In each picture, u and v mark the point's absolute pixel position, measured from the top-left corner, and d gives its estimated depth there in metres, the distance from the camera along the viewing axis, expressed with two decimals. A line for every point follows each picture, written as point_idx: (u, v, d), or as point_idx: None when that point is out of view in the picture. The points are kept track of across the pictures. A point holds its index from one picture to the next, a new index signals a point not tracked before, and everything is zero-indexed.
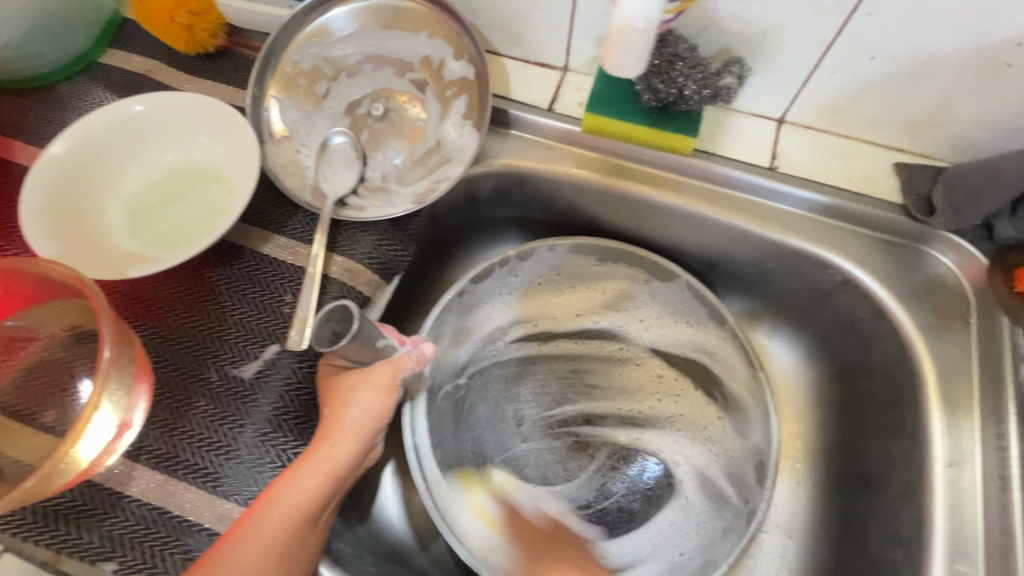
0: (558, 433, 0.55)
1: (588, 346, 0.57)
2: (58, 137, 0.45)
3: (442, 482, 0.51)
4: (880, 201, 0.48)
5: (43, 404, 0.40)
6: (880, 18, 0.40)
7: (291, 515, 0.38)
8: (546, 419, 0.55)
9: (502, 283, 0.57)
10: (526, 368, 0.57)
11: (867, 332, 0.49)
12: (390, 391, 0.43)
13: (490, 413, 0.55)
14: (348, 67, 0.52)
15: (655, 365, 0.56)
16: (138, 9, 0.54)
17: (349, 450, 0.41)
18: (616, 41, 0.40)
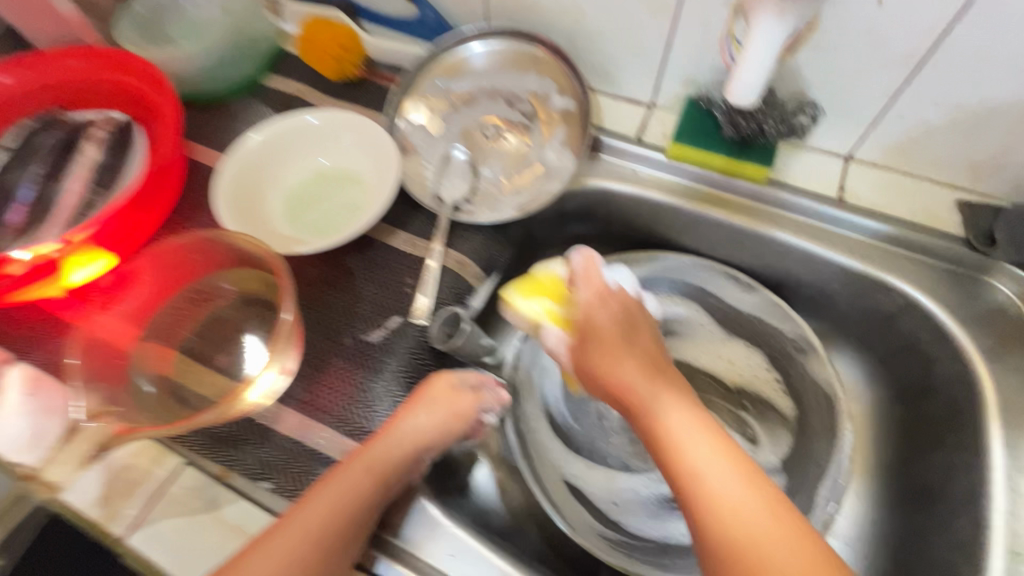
0: None
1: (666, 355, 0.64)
2: (239, 139, 0.55)
3: (541, 464, 0.57)
4: (943, 233, 0.53)
5: (217, 351, 0.49)
6: (943, 73, 0.46)
7: (334, 511, 0.40)
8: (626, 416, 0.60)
9: None
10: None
11: (928, 354, 0.53)
12: (454, 414, 0.47)
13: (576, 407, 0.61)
14: (467, 99, 0.62)
15: (725, 381, 0.62)
16: (302, 45, 0.67)
17: (396, 458, 0.44)
18: (737, 81, 0.46)
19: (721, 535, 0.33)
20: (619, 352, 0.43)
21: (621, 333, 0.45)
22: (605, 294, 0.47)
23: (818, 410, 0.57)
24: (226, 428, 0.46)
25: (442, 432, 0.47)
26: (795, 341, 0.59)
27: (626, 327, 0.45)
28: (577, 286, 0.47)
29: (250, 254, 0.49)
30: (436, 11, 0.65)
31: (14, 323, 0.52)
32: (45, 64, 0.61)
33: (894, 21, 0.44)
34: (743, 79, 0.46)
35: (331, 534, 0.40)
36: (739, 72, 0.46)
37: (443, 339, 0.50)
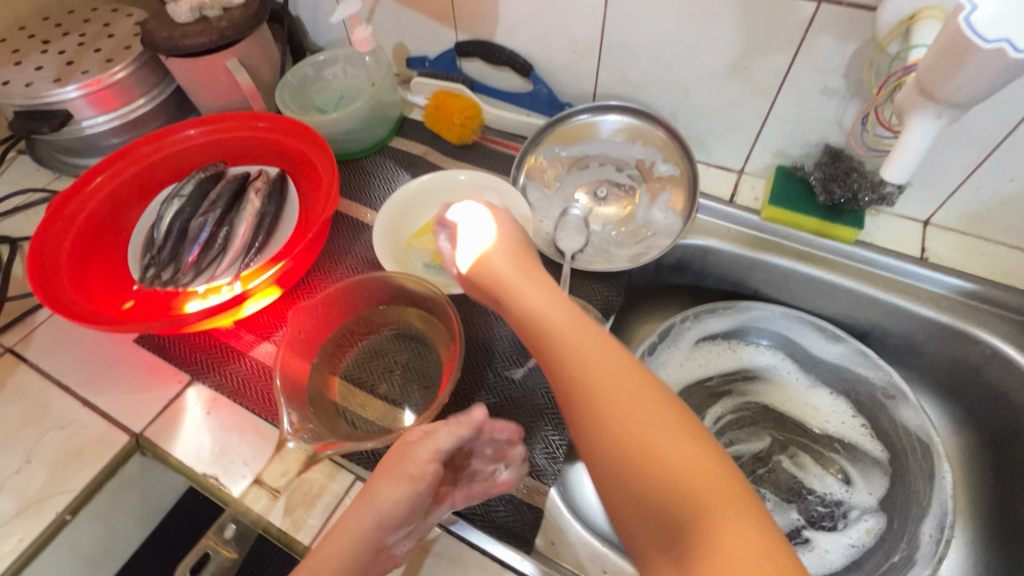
0: (738, 468, 0.64)
1: (757, 400, 0.69)
2: (401, 188, 0.63)
3: None
4: (1021, 291, 0.59)
5: (378, 380, 0.54)
6: (1015, 154, 0.54)
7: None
8: (725, 456, 0.65)
9: (693, 346, 0.72)
10: (707, 414, 0.68)
11: (1016, 403, 0.57)
12: (413, 480, 0.39)
13: None
14: (579, 163, 0.70)
15: (813, 427, 0.66)
16: (429, 113, 0.76)
17: (355, 562, 0.38)
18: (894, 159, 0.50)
19: (628, 463, 0.32)
20: (506, 255, 0.45)
21: (522, 272, 0.43)
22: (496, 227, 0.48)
23: (913, 448, 0.61)
24: (391, 448, 0.50)
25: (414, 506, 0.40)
26: (884, 387, 0.64)
27: (525, 268, 0.44)
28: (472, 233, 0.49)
29: (419, 293, 0.55)
30: (549, 88, 0.75)
31: (187, 349, 0.57)
32: (221, 129, 0.71)
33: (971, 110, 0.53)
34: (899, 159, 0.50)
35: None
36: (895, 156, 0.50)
37: None
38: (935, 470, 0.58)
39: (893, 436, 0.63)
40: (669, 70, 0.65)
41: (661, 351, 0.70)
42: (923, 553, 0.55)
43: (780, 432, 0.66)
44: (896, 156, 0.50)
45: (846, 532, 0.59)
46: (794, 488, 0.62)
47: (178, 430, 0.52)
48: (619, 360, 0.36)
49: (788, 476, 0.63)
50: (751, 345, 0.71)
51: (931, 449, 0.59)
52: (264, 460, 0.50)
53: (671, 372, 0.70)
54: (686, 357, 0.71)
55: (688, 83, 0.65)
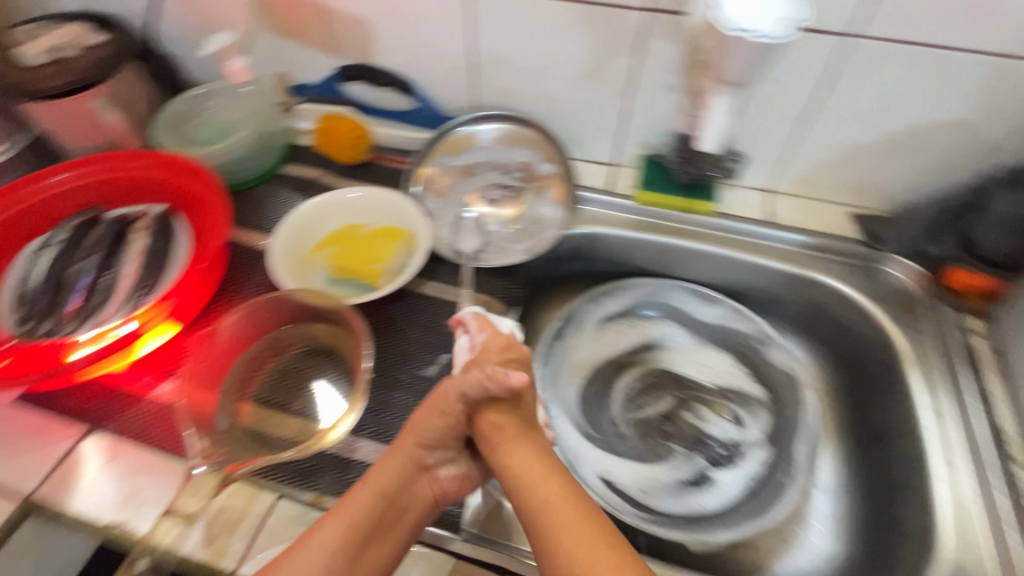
0: (647, 429, 0.71)
1: (658, 367, 0.76)
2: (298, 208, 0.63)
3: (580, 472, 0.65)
4: (847, 237, 0.71)
5: (291, 398, 0.55)
6: (821, 124, 0.66)
7: (343, 533, 0.44)
8: (636, 420, 0.72)
9: (597, 327, 0.78)
10: (616, 386, 0.74)
11: (856, 330, 0.68)
12: (410, 440, 0.50)
13: (593, 419, 0.71)
14: (468, 170, 0.75)
15: (706, 382, 0.74)
16: (319, 138, 0.78)
17: (397, 474, 0.48)
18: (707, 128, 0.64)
19: None
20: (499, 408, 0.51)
21: (512, 428, 0.51)
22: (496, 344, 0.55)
23: (783, 380, 0.70)
24: (308, 461, 0.51)
25: (450, 432, 0.50)
26: (756, 336, 0.74)
27: (513, 420, 0.51)
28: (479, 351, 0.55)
29: (324, 308, 0.57)
30: (433, 104, 0.79)
31: (80, 399, 0.55)
32: (91, 170, 0.67)
33: (782, 92, 0.64)
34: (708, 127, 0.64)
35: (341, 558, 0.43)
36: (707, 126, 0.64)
37: None
38: (797, 385, 0.70)
39: (769, 376, 0.72)
40: (537, 78, 0.72)
41: (568, 337, 0.76)
42: (799, 458, 0.64)
43: (680, 391, 0.73)
44: (707, 128, 0.64)
45: (742, 465, 0.66)
46: (695, 437, 0.69)
47: (74, 484, 0.50)
48: (588, 517, 0.45)
49: (689, 426, 0.70)
50: (647, 320, 0.78)
51: (794, 375, 0.70)
52: (175, 496, 0.48)
53: (580, 351, 0.76)
54: (591, 337, 0.77)
55: (555, 88, 0.72)
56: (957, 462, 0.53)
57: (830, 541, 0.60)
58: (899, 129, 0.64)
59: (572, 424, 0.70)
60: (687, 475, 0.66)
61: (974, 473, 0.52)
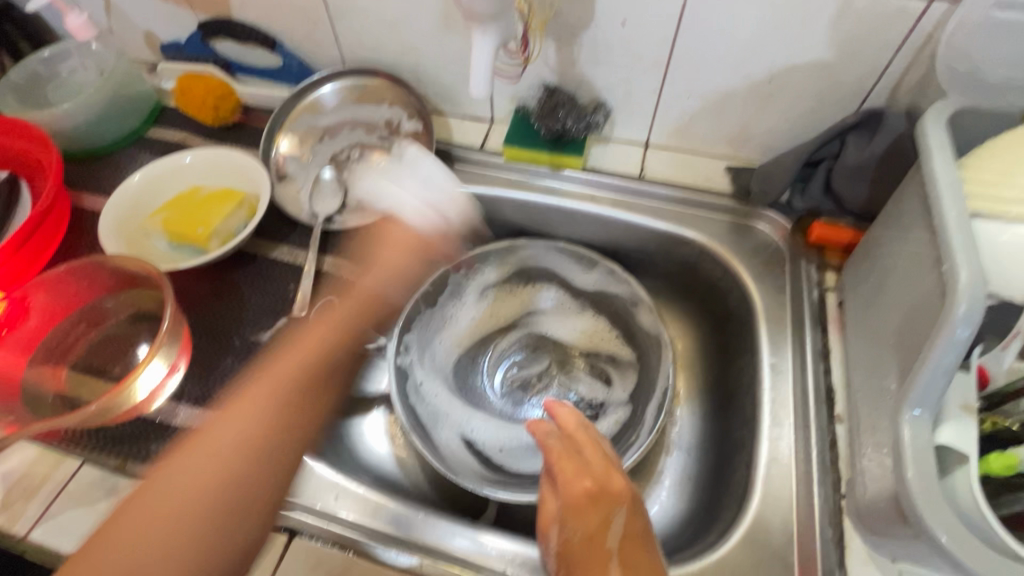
0: (519, 391, 0.70)
1: (536, 331, 0.74)
2: (133, 174, 0.61)
3: (443, 437, 0.64)
4: (719, 192, 0.68)
5: (111, 363, 0.54)
6: (683, 71, 0.62)
7: (275, 394, 0.48)
8: (509, 383, 0.71)
9: (479, 293, 0.75)
10: (492, 350, 0.73)
11: (723, 287, 0.66)
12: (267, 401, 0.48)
13: (467, 386, 0.70)
14: (330, 130, 0.72)
15: (580, 347, 0.73)
16: (180, 98, 0.75)
17: (321, 355, 0.52)
18: (474, 67, 0.57)
19: None
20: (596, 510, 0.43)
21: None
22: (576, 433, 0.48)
23: (651, 339, 0.69)
24: (123, 428, 0.50)
25: None
26: (631, 298, 0.71)
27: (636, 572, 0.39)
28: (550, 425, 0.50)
29: (141, 273, 0.55)
30: (299, 60, 0.75)
31: None
32: None
33: (636, 36, 0.60)
34: (476, 63, 0.56)
35: (284, 405, 0.48)
36: (477, 64, 0.57)
37: None
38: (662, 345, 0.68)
39: (637, 338, 0.71)
40: (392, 29, 0.68)
41: (448, 307, 0.73)
42: (649, 416, 0.64)
43: (556, 354, 0.72)
44: (474, 68, 0.57)
45: (601, 423, 0.67)
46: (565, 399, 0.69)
47: None
48: None
49: (559, 388, 0.70)
50: (526, 286, 0.76)
51: (660, 336, 0.67)
52: None
53: (458, 319, 0.74)
54: (465, 303, 0.74)
55: (414, 39, 0.68)
56: (784, 419, 0.52)
57: (675, 497, 0.60)
58: (760, 74, 0.60)
59: (444, 386, 0.69)
60: None
61: (797, 430, 0.51)
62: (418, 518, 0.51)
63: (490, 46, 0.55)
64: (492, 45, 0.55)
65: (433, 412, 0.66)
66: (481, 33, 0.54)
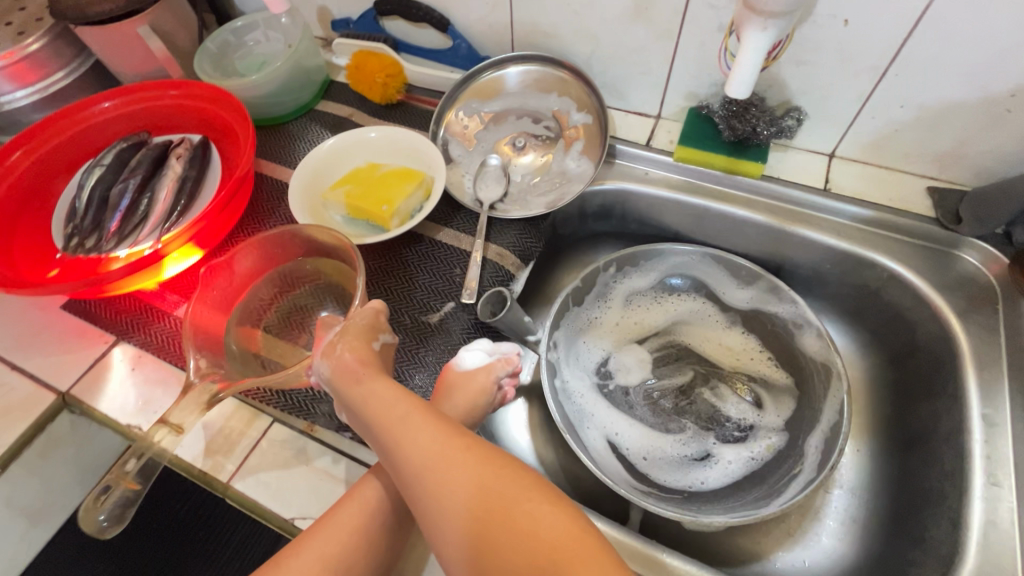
0: (662, 398, 0.67)
1: (682, 340, 0.71)
2: (322, 143, 0.65)
3: (585, 436, 0.63)
4: (919, 215, 0.61)
5: (296, 328, 0.56)
6: (905, 79, 0.56)
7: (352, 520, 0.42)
8: (652, 388, 0.67)
9: (625, 296, 0.73)
10: (636, 354, 0.70)
11: (913, 320, 0.60)
12: None
13: (606, 386, 0.68)
14: (495, 117, 0.72)
15: (728, 364, 0.69)
16: (352, 74, 0.76)
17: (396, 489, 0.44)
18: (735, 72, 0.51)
19: None
20: (424, 424, 0.41)
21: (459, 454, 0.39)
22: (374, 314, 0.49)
23: (816, 365, 0.64)
24: (306, 391, 0.52)
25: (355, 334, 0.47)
26: (792, 319, 0.66)
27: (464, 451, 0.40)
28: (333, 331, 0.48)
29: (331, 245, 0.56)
30: (468, 42, 0.75)
31: (112, 311, 0.60)
32: (141, 97, 0.70)
33: (860, 38, 0.55)
34: (738, 72, 0.51)
35: (366, 531, 0.42)
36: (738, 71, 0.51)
37: (489, 314, 0.57)
38: (831, 372, 0.63)
39: (799, 363, 0.66)
40: (575, 17, 0.65)
41: (593, 308, 0.72)
42: (810, 444, 0.60)
43: (703, 365, 0.68)
44: (736, 71, 0.51)
45: (753, 444, 0.63)
46: (713, 416, 0.65)
47: (104, 386, 0.56)
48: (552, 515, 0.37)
49: (707, 403, 0.66)
50: (675, 294, 0.73)
51: (830, 361, 0.62)
52: None
53: (602, 320, 0.72)
54: (608, 302, 0.73)
55: (595, 28, 0.65)
56: (1000, 482, 0.47)
57: (839, 538, 0.56)
58: (1002, 89, 0.53)
59: (588, 385, 0.68)
60: (697, 452, 0.63)
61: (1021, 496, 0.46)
62: None
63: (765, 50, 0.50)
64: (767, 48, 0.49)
65: (577, 409, 0.65)
66: (761, 34, 0.48)
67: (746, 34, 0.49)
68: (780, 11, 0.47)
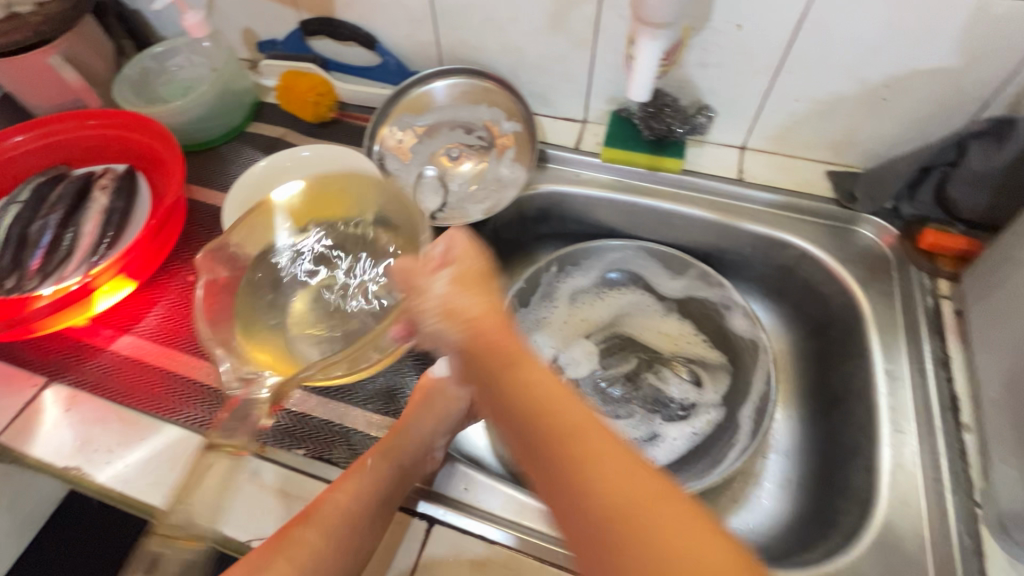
0: (610, 386, 0.70)
1: (625, 330, 0.74)
2: (255, 165, 0.65)
3: None
4: (821, 196, 0.68)
5: None
6: (797, 75, 0.62)
7: (332, 541, 0.43)
8: (601, 378, 0.71)
9: (569, 294, 0.76)
10: (583, 347, 0.73)
11: (825, 292, 0.66)
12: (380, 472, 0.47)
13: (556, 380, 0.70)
14: (428, 131, 0.73)
15: (668, 349, 0.73)
16: (282, 95, 0.77)
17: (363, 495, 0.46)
18: (633, 79, 0.57)
19: None
20: (554, 396, 0.33)
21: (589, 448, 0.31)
22: (474, 252, 0.42)
23: (745, 341, 0.69)
24: None
25: (463, 281, 0.40)
26: (722, 301, 0.71)
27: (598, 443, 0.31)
28: (440, 274, 0.40)
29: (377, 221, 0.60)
30: (397, 58, 0.76)
31: (43, 351, 0.58)
32: (56, 128, 0.68)
33: (753, 40, 0.60)
34: (636, 79, 0.57)
35: (331, 535, 0.43)
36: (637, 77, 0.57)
37: None
38: (758, 347, 0.68)
39: (730, 341, 0.71)
40: (497, 30, 0.68)
41: (540, 308, 0.75)
42: (744, 414, 0.65)
43: (646, 352, 0.72)
44: (634, 77, 0.57)
45: (696, 421, 0.67)
46: (658, 399, 0.68)
47: (35, 429, 0.53)
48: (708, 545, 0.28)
49: (651, 387, 0.69)
50: (615, 287, 0.77)
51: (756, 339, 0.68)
52: (127, 444, 0.51)
53: (548, 318, 0.75)
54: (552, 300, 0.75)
55: (517, 41, 0.69)
56: (905, 428, 0.52)
57: (777, 499, 0.61)
58: (877, 80, 0.59)
59: None
60: (646, 434, 0.66)
61: (921, 438, 0.51)
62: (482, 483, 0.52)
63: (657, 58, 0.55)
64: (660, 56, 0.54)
65: None
66: (654, 43, 0.53)
67: (641, 41, 0.53)
68: (665, 23, 0.52)
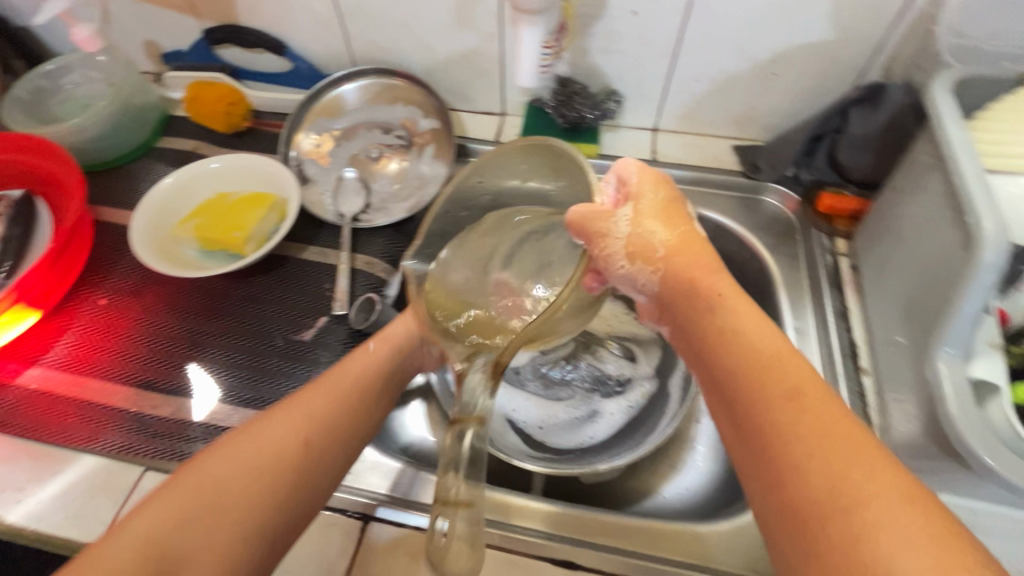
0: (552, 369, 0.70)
1: None
2: (162, 180, 0.63)
3: None
4: (729, 171, 0.71)
5: (163, 375, 0.56)
6: (693, 57, 0.65)
7: (258, 456, 0.37)
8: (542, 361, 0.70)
9: None
10: None
11: (740, 261, 0.69)
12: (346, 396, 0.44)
13: None
14: (345, 134, 0.73)
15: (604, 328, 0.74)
16: (191, 106, 0.74)
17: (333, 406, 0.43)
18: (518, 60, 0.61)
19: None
20: (753, 328, 0.36)
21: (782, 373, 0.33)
22: (660, 184, 0.46)
23: None
24: (182, 434, 0.52)
25: (652, 218, 0.44)
26: None
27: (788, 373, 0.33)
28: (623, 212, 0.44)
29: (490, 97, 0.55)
30: (309, 63, 0.75)
31: None
32: None
33: (649, 25, 0.63)
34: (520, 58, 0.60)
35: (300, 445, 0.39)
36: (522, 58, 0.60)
37: (363, 320, 0.59)
38: None
39: None
40: (404, 29, 0.68)
41: None
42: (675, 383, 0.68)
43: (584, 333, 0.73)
44: (520, 61, 0.61)
45: (634, 394, 0.68)
46: (597, 377, 0.70)
47: None
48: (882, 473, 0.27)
49: (591, 367, 0.70)
50: None
51: None
52: (38, 480, 0.49)
53: None
54: None
55: (425, 38, 0.69)
56: None
57: (710, 460, 0.63)
58: (765, 58, 0.63)
59: None
60: (586, 412, 0.68)
61: None
62: (415, 477, 0.52)
63: (537, 39, 0.58)
64: (539, 37, 0.58)
65: None
66: (532, 26, 0.57)
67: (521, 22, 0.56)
68: (537, 10, 0.55)
